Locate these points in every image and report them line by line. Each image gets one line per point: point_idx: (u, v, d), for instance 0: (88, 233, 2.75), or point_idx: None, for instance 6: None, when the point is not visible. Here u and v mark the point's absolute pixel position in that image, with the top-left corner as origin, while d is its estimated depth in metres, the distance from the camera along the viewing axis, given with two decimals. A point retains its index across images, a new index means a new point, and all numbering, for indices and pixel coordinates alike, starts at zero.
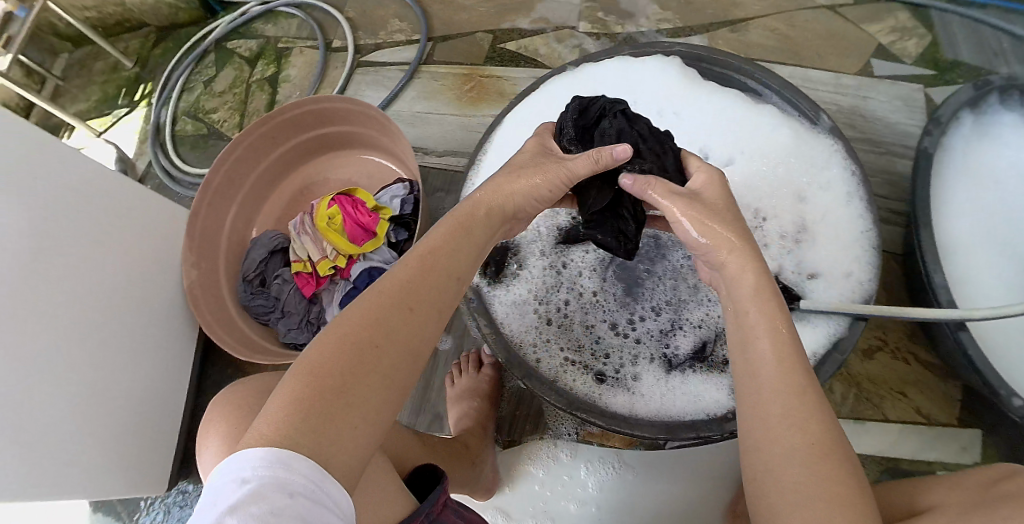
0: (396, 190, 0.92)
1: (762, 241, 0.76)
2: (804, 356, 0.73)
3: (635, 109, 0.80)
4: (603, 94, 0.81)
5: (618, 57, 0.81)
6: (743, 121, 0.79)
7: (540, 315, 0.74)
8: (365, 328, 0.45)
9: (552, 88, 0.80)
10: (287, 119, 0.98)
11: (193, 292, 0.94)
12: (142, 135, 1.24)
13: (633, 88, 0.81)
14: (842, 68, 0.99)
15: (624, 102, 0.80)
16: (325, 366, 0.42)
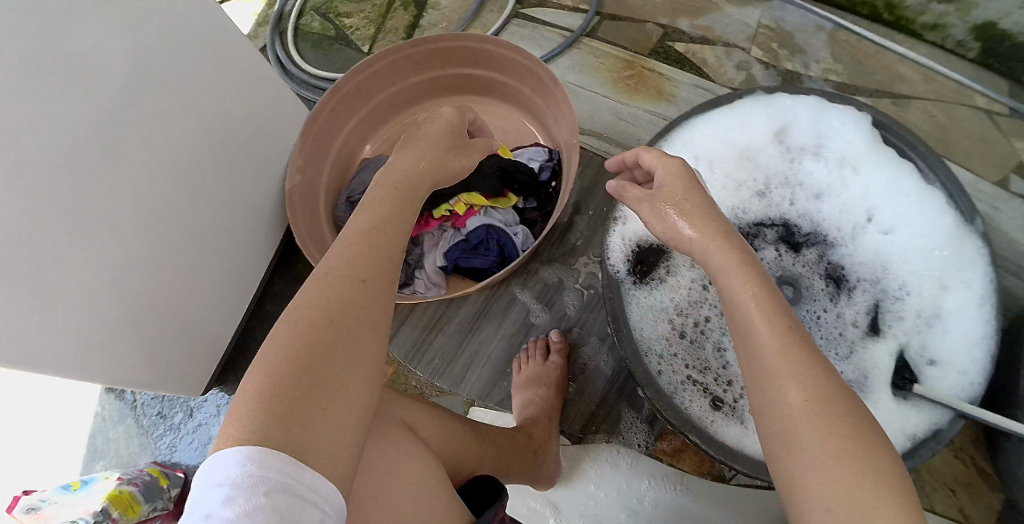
0: (532, 152, 0.89)
1: (899, 313, 0.74)
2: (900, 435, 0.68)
3: (819, 151, 0.79)
4: (794, 128, 0.79)
5: (818, 97, 0.78)
6: (909, 195, 0.75)
7: (674, 327, 0.72)
8: (310, 314, 0.44)
9: (738, 108, 0.78)
10: (437, 48, 0.93)
11: (292, 197, 0.91)
12: (260, 18, 1.17)
13: (824, 131, 0.79)
14: (987, 175, 0.99)
15: (811, 140, 0.79)
16: (306, 339, 0.43)
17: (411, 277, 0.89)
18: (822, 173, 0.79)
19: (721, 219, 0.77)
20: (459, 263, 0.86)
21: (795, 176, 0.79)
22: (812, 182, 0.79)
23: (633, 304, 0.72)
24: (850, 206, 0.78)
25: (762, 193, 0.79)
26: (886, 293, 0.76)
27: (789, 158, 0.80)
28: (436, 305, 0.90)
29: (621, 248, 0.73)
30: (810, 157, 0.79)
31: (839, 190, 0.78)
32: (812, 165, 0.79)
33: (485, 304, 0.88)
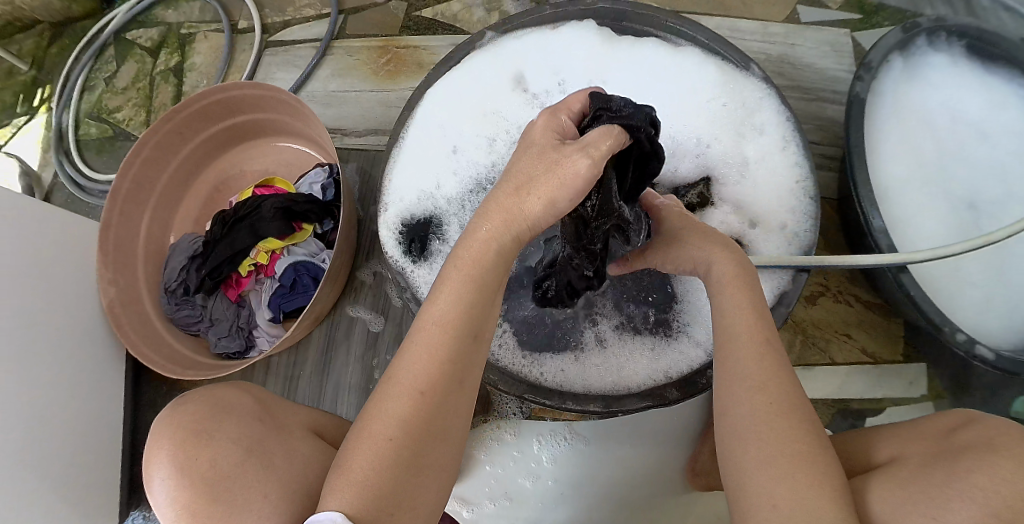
0: (312, 176, 0.89)
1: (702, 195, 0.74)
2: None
3: (563, 83, 0.79)
4: (529, 70, 0.80)
5: (538, 27, 0.81)
6: (666, 70, 0.77)
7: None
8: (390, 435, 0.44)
9: (463, 65, 0.80)
10: (193, 113, 0.91)
11: (113, 311, 0.86)
12: (45, 144, 1.14)
13: (558, 53, 0.80)
14: (769, 16, 0.98)
15: (548, 71, 0.80)
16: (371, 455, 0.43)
17: (252, 339, 0.89)
18: None
19: (478, 177, 0.77)
20: (284, 309, 0.86)
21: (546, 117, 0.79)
22: None
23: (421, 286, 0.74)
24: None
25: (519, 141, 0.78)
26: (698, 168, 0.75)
27: (537, 105, 0.79)
28: (287, 356, 0.90)
29: (392, 237, 0.76)
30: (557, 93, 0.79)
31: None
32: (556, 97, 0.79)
33: (329, 336, 0.90)
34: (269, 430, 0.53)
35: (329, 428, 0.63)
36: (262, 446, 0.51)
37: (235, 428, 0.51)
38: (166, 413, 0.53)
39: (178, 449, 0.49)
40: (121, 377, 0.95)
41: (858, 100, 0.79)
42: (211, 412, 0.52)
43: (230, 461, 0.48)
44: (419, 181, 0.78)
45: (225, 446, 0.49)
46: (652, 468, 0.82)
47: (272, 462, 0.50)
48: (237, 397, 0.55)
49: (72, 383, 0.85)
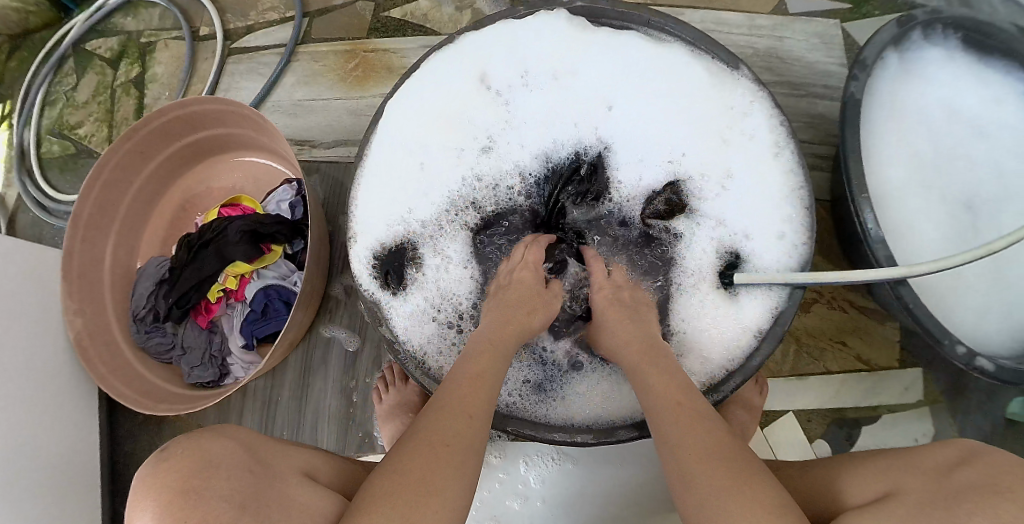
0: (280, 194, 0.85)
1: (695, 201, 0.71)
2: (746, 332, 0.68)
3: (528, 80, 0.75)
4: (494, 70, 0.75)
5: (496, 22, 0.75)
6: (647, 67, 0.73)
7: (447, 321, 0.71)
8: (430, 446, 0.49)
9: (426, 74, 0.75)
10: (153, 131, 0.87)
11: (80, 345, 0.83)
12: (6, 163, 1.09)
13: (525, 51, 0.75)
14: (756, 7, 0.94)
15: (516, 73, 0.75)
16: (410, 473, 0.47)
17: (226, 366, 0.85)
18: (542, 97, 0.75)
19: (450, 200, 0.74)
20: (256, 336, 0.82)
21: (514, 117, 0.75)
22: (530, 110, 0.75)
23: (394, 319, 0.72)
24: (571, 121, 0.74)
25: (488, 148, 0.74)
26: (678, 173, 0.71)
27: (502, 102, 0.75)
28: (264, 383, 0.87)
29: (366, 269, 0.73)
30: (521, 88, 0.75)
31: (556, 114, 0.74)
32: (523, 98, 0.75)
33: (305, 360, 0.86)
34: (260, 481, 0.50)
35: (322, 468, 0.60)
36: (256, 501, 0.48)
37: (228, 485, 0.48)
38: (151, 463, 0.49)
39: (168, 511, 0.46)
40: (94, 407, 0.92)
41: (853, 101, 0.76)
42: (201, 467, 0.48)
43: (223, 522, 0.45)
44: (391, 204, 0.74)
45: (217, 506, 0.46)
46: (641, 487, 0.80)
47: (269, 516, 0.48)
48: (224, 447, 0.51)
49: (41, 419, 0.82)
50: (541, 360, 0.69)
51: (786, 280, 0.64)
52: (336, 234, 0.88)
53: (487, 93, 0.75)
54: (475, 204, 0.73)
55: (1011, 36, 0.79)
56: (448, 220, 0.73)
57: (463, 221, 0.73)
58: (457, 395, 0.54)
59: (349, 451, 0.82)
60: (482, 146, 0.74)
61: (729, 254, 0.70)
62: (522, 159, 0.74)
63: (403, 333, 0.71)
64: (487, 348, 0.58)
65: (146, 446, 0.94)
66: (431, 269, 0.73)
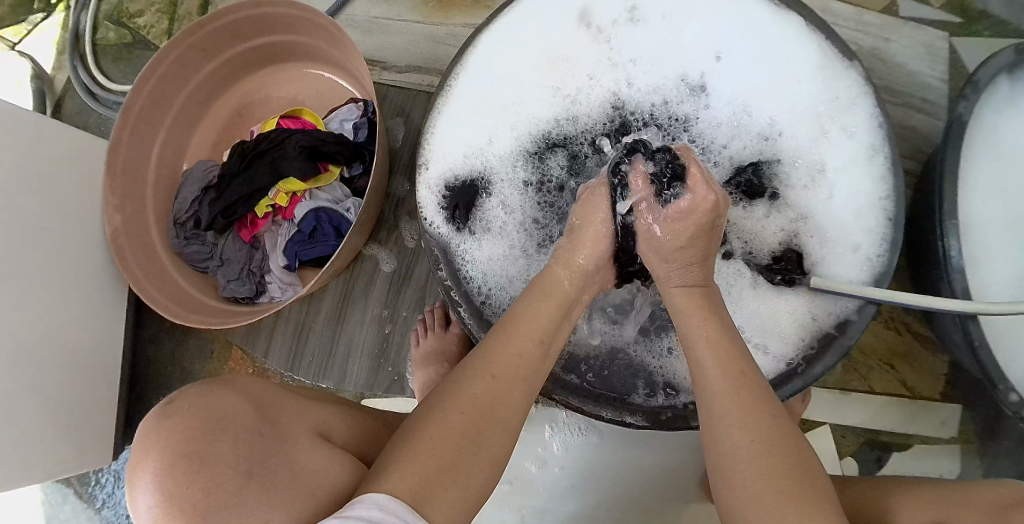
0: (345, 113, 0.82)
1: (785, 175, 0.66)
2: (812, 327, 0.64)
3: (636, 16, 0.71)
4: (596, 4, 0.72)
5: None
6: (758, 32, 0.69)
7: (518, 255, 0.69)
8: (471, 419, 0.47)
9: (529, 5, 0.72)
10: (221, 27, 0.82)
11: (117, 241, 0.80)
12: (59, 45, 1.05)
13: None
14: (865, 3, 0.89)
15: (621, 8, 0.71)
16: (442, 442, 0.45)
17: (262, 285, 0.83)
18: (648, 35, 0.71)
19: (537, 133, 0.71)
20: (300, 257, 0.80)
21: (620, 51, 0.71)
22: (635, 43, 0.71)
23: (459, 255, 0.69)
24: (670, 67, 0.70)
25: (587, 84, 0.71)
26: (776, 150, 0.67)
27: (603, 39, 0.71)
28: (298, 308, 0.86)
29: (433, 198, 0.71)
30: (625, 24, 0.71)
31: (658, 50, 0.70)
32: (629, 33, 0.71)
33: (345, 290, 0.84)
34: (269, 444, 0.45)
35: (338, 431, 0.56)
36: (263, 466, 0.42)
37: (233, 449, 0.41)
38: (152, 418, 0.42)
39: (167, 471, 0.39)
40: (121, 308, 0.90)
41: (960, 121, 0.72)
42: (203, 427, 0.41)
43: (229, 488, 0.39)
44: (469, 136, 0.71)
45: (223, 472, 0.40)
46: (664, 472, 0.79)
47: (277, 482, 0.42)
48: (230, 401, 0.45)
49: (73, 313, 0.80)
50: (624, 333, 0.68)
51: (856, 293, 0.60)
52: (398, 162, 0.85)
53: (586, 29, 0.72)
54: (555, 147, 0.71)
55: None
56: (527, 157, 0.70)
57: (540, 164, 0.70)
58: (489, 357, 0.51)
59: (378, 389, 0.82)
60: (578, 80, 0.71)
61: (795, 251, 0.65)
62: (624, 91, 0.70)
63: (467, 269, 0.69)
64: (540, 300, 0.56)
65: (168, 354, 0.93)
66: (503, 210, 0.70)
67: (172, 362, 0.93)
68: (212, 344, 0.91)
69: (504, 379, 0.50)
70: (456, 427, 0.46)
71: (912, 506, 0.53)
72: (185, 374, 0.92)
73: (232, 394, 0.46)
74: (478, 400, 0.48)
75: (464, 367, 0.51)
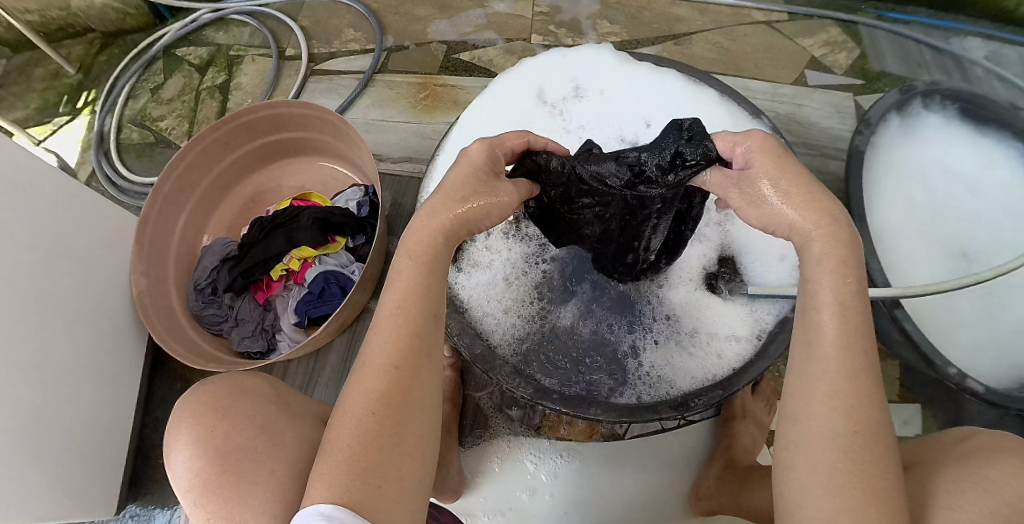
0: (349, 194, 0.95)
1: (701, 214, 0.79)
2: (756, 326, 0.73)
3: (579, 92, 0.87)
4: (550, 86, 0.88)
5: (554, 50, 0.90)
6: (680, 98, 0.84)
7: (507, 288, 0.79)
8: (388, 413, 0.46)
9: (491, 91, 0.88)
10: (240, 125, 0.97)
11: (142, 301, 0.89)
12: (84, 144, 1.19)
13: (577, 74, 0.89)
14: (779, 78, 1.08)
15: (569, 88, 0.88)
16: (361, 449, 0.45)
17: (274, 341, 0.92)
18: (592, 107, 0.86)
19: None
20: (309, 314, 0.89)
21: (573, 121, 0.86)
22: (582, 116, 0.86)
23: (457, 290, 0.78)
24: (612, 129, 0.85)
25: None
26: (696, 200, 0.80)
27: (557, 112, 0.87)
28: (305, 362, 0.94)
29: None
30: (573, 99, 0.87)
31: (601, 119, 0.86)
32: (578, 107, 0.87)
33: (348, 346, 0.94)
34: (283, 413, 0.56)
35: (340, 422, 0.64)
36: (276, 424, 0.54)
37: (250, 408, 0.54)
38: (190, 392, 0.57)
39: (201, 420, 0.53)
40: (139, 371, 0.96)
41: (857, 152, 0.88)
42: (231, 392, 0.55)
43: (244, 435, 0.52)
44: None
45: (240, 423, 0.52)
46: (645, 491, 0.86)
47: (282, 439, 0.53)
48: (255, 382, 0.58)
49: (97, 370, 0.87)
50: (578, 333, 0.76)
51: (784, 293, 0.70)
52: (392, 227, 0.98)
53: (543, 106, 0.87)
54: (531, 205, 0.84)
55: (1006, 108, 0.91)
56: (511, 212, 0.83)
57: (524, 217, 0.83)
58: (379, 348, 0.48)
59: None
60: None
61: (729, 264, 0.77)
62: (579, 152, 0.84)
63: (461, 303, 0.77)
64: (414, 266, 0.51)
65: None
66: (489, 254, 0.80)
67: None
68: None
69: (405, 367, 0.48)
70: (376, 430, 0.45)
71: None
72: None
73: (252, 378, 0.59)
74: (382, 397, 0.46)
75: (359, 365, 0.49)
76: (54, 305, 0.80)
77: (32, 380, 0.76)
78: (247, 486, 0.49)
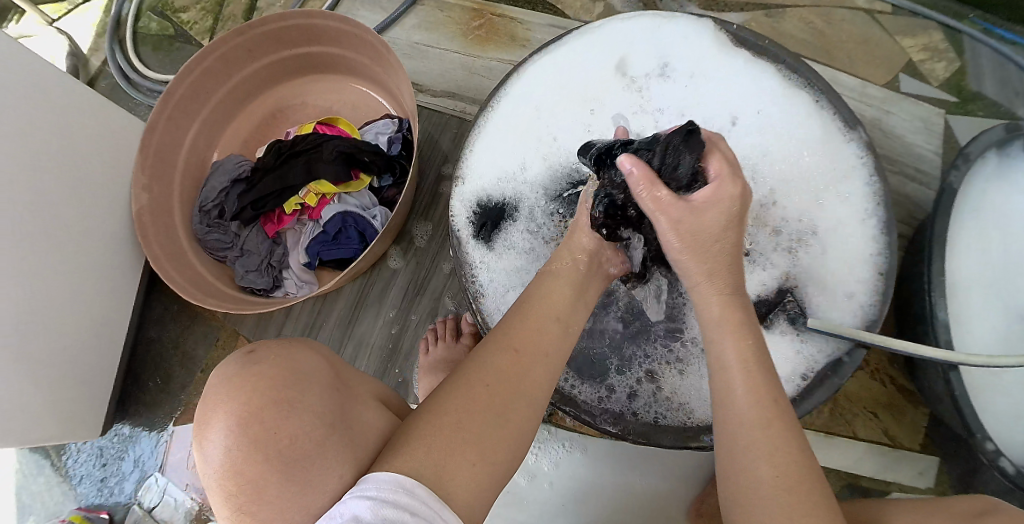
0: (380, 126, 0.86)
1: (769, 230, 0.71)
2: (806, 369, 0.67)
3: (665, 71, 0.77)
4: (632, 52, 0.78)
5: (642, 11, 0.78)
6: (775, 91, 0.73)
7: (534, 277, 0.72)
8: (497, 390, 0.47)
9: (567, 47, 0.79)
10: (269, 33, 0.87)
11: (142, 218, 0.82)
12: (100, 28, 1.08)
13: (667, 41, 0.77)
14: (871, 77, 0.96)
15: (655, 63, 0.77)
16: (456, 424, 0.44)
17: (280, 278, 0.85)
18: (674, 86, 0.76)
19: (564, 165, 0.75)
20: (321, 256, 0.82)
21: (652, 98, 0.76)
22: (663, 94, 0.76)
23: (482, 269, 0.73)
24: (696, 117, 0.75)
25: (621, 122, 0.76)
26: (771, 211, 0.71)
27: (636, 88, 0.77)
28: (312, 304, 0.88)
29: (464, 211, 0.75)
30: (658, 71, 0.77)
31: (688, 99, 0.76)
32: (660, 83, 0.76)
33: (359, 296, 0.87)
34: (345, 398, 0.47)
35: (393, 397, 0.59)
36: (343, 420, 0.45)
37: (316, 399, 0.44)
38: (235, 361, 0.45)
39: (249, 414, 0.42)
40: (133, 289, 0.91)
41: (950, 190, 0.79)
42: (287, 376, 0.44)
43: (311, 439, 0.42)
44: (501, 161, 0.76)
45: (304, 422, 0.42)
46: (656, 497, 0.80)
47: (352, 436, 0.45)
48: (310, 357, 0.47)
49: (87, 287, 0.81)
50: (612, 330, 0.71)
51: (850, 335, 0.63)
52: (424, 178, 0.89)
53: (622, 74, 0.77)
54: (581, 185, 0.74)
55: None
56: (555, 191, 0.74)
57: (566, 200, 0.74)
58: (512, 331, 0.51)
59: None
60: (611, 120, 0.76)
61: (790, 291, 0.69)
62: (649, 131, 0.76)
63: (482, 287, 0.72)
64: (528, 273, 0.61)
65: (171, 340, 0.94)
66: (521, 236, 0.73)
67: (173, 347, 0.93)
68: (218, 332, 0.92)
69: (527, 353, 0.50)
70: (477, 405, 0.45)
71: None
72: (187, 362, 0.92)
73: (307, 352, 0.48)
74: (500, 377, 0.47)
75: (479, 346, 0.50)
76: (39, 213, 0.73)
77: (13, 291, 0.71)
78: (314, 497, 0.41)
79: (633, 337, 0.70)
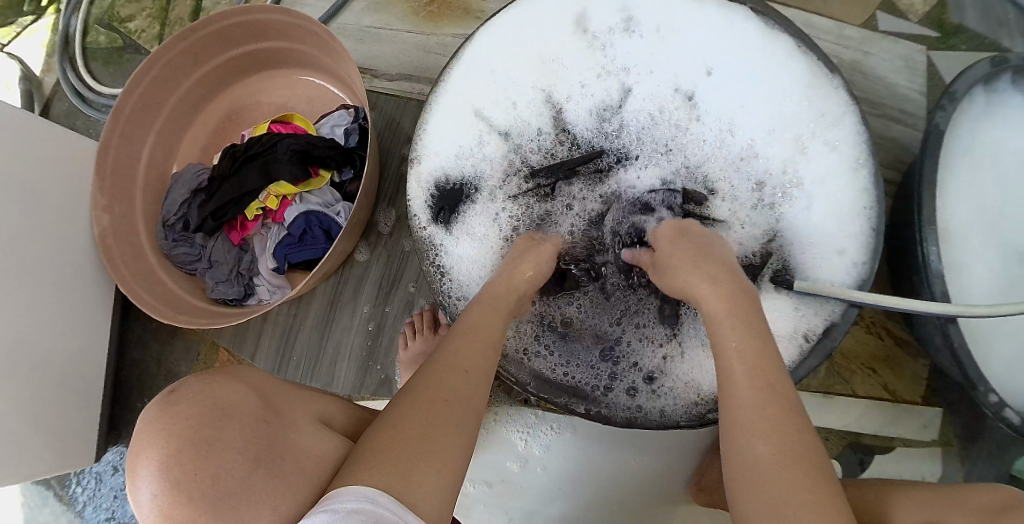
0: (335, 118, 0.83)
1: (745, 189, 0.68)
2: (799, 335, 0.64)
3: (630, 25, 0.71)
4: (591, 10, 0.73)
5: None
6: (750, 41, 0.68)
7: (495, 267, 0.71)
8: (446, 398, 0.48)
9: (520, 11, 0.73)
10: (213, 33, 0.83)
11: (106, 243, 0.80)
12: (49, 48, 1.05)
13: None
14: (847, 18, 0.91)
15: (617, 18, 0.72)
16: (406, 438, 0.44)
17: (252, 286, 0.84)
18: (639, 43, 0.71)
19: (521, 138, 0.73)
20: (289, 259, 0.81)
21: (614, 59, 0.72)
22: (627, 53, 0.71)
23: (445, 254, 0.72)
24: (665, 76, 0.70)
25: (581, 89, 0.72)
26: (745, 168, 0.68)
27: (597, 47, 0.72)
28: (289, 309, 0.86)
29: (422, 197, 0.74)
30: (621, 30, 0.72)
31: (653, 59, 0.71)
32: (623, 43, 0.71)
33: (334, 296, 0.85)
34: (274, 430, 0.47)
35: (337, 417, 0.58)
36: (270, 451, 0.45)
37: (241, 433, 0.43)
38: (155, 405, 0.43)
39: (172, 460, 0.40)
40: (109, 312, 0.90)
41: (937, 132, 0.74)
42: (211, 414, 0.43)
43: (238, 477, 0.42)
44: (456, 140, 0.74)
45: (232, 458, 0.42)
46: (654, 473, 0.78)
47: (283, 467, 0.45)
48: (235, 388, 0.47)
49: (60, 317, 0.80)
50: (589, 313, 0.70)
51: (833, 294, 0.60)
52: (388, 169, 0.87)
53: (581, 35, 0.72)
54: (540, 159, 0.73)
55: None
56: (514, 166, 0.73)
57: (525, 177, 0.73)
58: (456, 350, 0.53)
59: (367, 391, 0.81)
60: (570, 87, 0.73)
61: (776, 251, 0.66)
62: (611, 93, 0.72)
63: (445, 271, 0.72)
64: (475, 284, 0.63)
65: (155, 359, 0.93)
66: (482, 217, 0.73)
67: (158, 366, 0.92)
68: (200, 346, 0.91)
69: (469, 364, 0.51)
70: (429, 416, 0.46)
71: (901, 504, 0.52)
72: (172, 378, 0.91)
73: (233, 385, 0.47)
74: (451, 390, 0.48)
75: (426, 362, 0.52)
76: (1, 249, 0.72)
77: None
78: None
79: (621, 319, 0.69)
